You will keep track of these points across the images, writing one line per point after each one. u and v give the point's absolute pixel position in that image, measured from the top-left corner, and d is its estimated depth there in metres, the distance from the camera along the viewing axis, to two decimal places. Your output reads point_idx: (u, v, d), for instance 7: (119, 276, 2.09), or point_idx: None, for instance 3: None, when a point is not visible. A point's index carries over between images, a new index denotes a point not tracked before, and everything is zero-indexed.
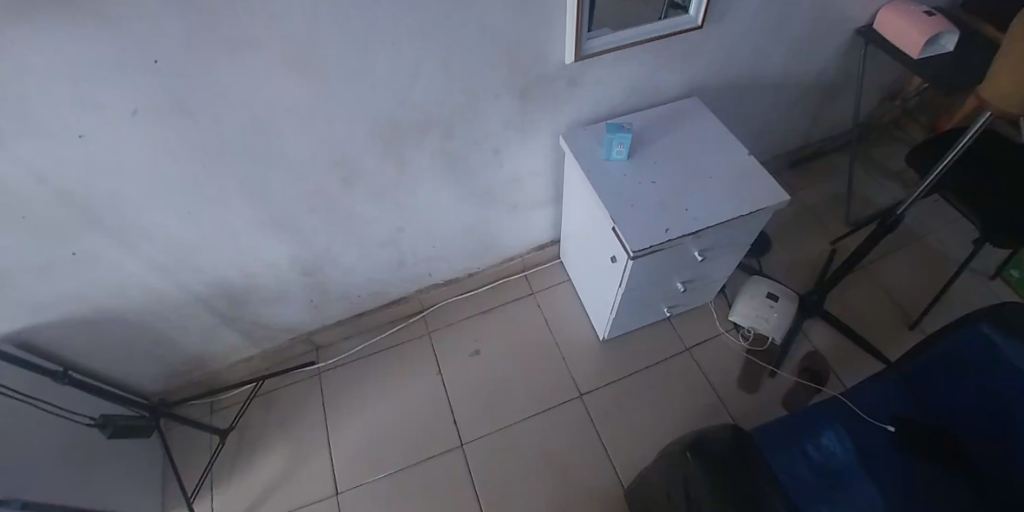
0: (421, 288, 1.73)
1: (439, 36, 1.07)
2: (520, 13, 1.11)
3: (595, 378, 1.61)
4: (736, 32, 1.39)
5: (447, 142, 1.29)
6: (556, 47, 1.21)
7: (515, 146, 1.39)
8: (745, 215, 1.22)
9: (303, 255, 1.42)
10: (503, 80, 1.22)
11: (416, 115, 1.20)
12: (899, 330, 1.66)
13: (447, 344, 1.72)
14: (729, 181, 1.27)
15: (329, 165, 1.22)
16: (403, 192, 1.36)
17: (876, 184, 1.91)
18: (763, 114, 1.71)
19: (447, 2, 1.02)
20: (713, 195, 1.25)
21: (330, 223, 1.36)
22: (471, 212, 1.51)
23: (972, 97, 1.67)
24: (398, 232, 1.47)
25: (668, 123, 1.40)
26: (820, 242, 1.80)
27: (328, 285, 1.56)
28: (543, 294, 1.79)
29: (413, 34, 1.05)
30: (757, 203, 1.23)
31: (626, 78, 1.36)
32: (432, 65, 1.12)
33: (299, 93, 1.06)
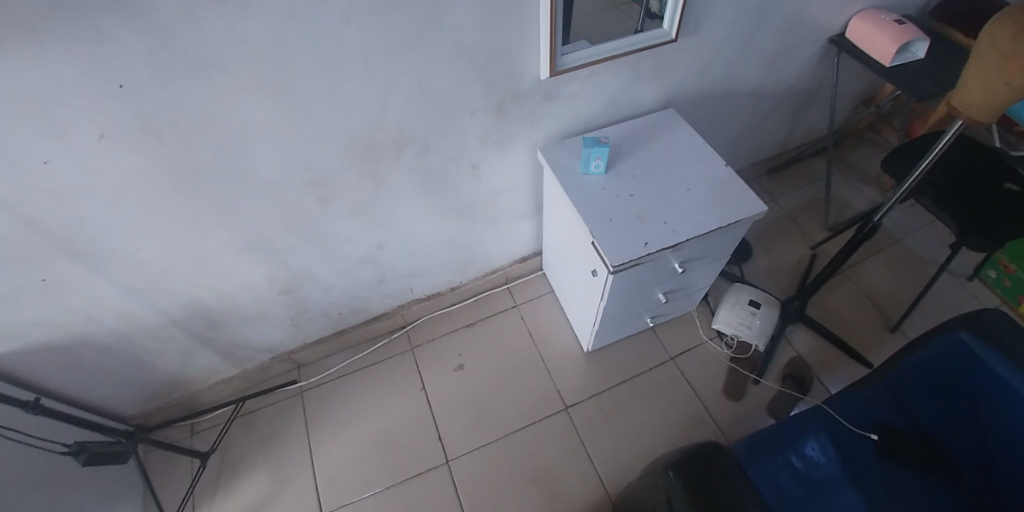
0: (403, 303, 1.71)
1: (413, 54, 1.07)
2: (493, 29, 1.11)
3: (580, 390, 1.60)
4: (709, 44, 1.40)
5: (424, 159, 1.28)
6: (530, 62, 1.21)
7: (493, 160, 1.39)
8: (724, 227, 1.22)
9: (281, 275, 1.40)
10: (478, 96, 1.22)
11: (391, 133, 1.19)
12: (880, 333, 1.67)
13: (430, 360, 1.71)
14: (708, 192, 1.27)
15: (304, 185, 1.20)
16: (380, 209, 1.35)
17: (853, 189, 1.93)
18: (740, 122, 1.72)
19: (420, 21, 1.02)
20: (692, 206, 1.25)
21: (307, 242, 1.34)
22: (451, 227, 1.50)
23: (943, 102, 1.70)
24: (377, 249, 1.46)
25: (646, 135, 1.40)
26: (800, 248, 1.81)
27: (307, 303, 1.54)
28: (526, 306, 1.78)
29: (386, 52, 1.04)
30: (736, 214, 1.23)
31: (602, 91, 1.37)
32: (406, 83, 1.11)
33: (271, 114, 1.05)
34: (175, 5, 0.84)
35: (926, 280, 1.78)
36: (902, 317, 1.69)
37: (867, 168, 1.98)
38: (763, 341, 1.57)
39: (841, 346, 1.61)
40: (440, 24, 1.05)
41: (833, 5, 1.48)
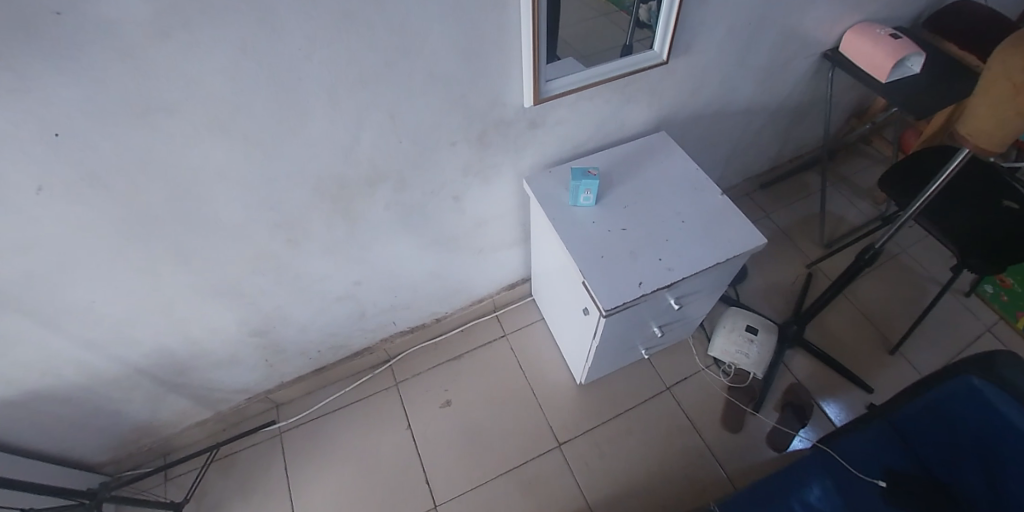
0: (385, 337, 1.63)
1: (385, 86, 0.99)
2: (470, 57, 1.03)
3: (573, 426, 1.54)
4: (700, 64, 1.34)
5: (401, 194, 1.20)
6: (513, 89, 1.14)
7: (476, 191, 1.31)
8: (722, 262, 1.15)
9: (253, 317, 1.31)
10: (457, 127, 1.14)
11: (365, 169, 1.10)
12: (880, 356, 1.61)
13: (415, 395, 1.63)
14: (704, 223, 1.21)
15: (272, 229, 1.11)
16: (357, 246, 1.26)
17: (848, 203, 1.87)
18: (732, 139, 1.66)
19: (390, 52, 0.94)
20: (688, 240, 1.18)
21: (278, 284, 1.25)
22: (434, 260, 1.42)
23: (940, 116, 1.65)
24: (355, 286, 1.37)
25: (637, 161, 1.33)
26: (796, 266, 1.75)
27: (282, 343, 1.45)
28: (515, 335, 1.71)
29: (355, 87, 0.96)
30: (735, 248, 1.16)
31: (590, 116, 1.30)
32: (377, 117, 1.03)
33: (231, 157, 0.96)
34: (112, 46, 0.75)
35: (924, 297, 1.73)
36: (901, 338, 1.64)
37: (861, 181, 1.93)
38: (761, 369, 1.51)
39: (840, 371, 1.56)
40: (413, 55, 0.96)
41: (826, 19, 1.43)
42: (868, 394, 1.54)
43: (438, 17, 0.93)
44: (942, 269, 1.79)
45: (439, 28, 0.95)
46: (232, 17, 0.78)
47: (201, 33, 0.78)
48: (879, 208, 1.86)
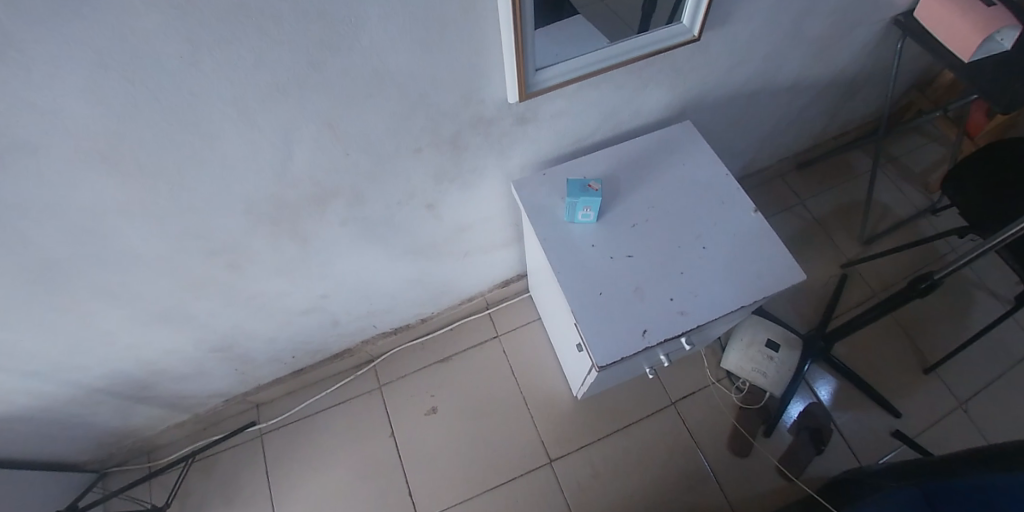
0: (366, 339, 1.49)
1: (317, 91, 0.77)
2: (429, 50, 0.79)
3: (567, 441, 1.43)
4: (737, 40, 1.07)
5: (359, 208, 1.00)
6: (490, 83, 0.90)
7: (455, 197, 1.10)
8: (747, 306, 0.95)
9: (210, 333, 1.18)
10: (422, 132, 0.92)
11: (312, 187, 0.91)
12: (914, 376, 1.50)
13: (400, 400, 1.52)
14: (727, 250, 0.99)
15: (207, 252, 0.95)
16: (315, 263, 1.09)
17: (897, 191, 1.65)
18: (767, 119, 1.40)
19: (321, 51, 0.72)
20: (707, 273, 0.97)
21: (230, 303, 1.11)
22: (411, 268, 1.25)
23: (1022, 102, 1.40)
24: (321, 299, 1.21)
25: (651, 162, 1.10)
26: (830, 265, 1.58)
27: (249, 353, 1.33)
28: (510, 336, 1.56)
29: (275, 96, 0.74)
30: (764, 286, 0.96)
31: (594, 109, 1.06)
32: (313, 127, 0.82)
33: (130, 190, 0.78)
34: None
35: (970, 306, 1.57)
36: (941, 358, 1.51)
37: (914, 162, 1.69)
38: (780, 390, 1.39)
39: (868, 393, 1.45)
40: (350, 51, 0.73)
41: None
42: (895, 419, 1.44)
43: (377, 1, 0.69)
44: (993, 274, 1.62)
45: (379, 14, 0.71)
46: (75, 26, 0.57)
47: (37, 51, 0.57)
48: (931, 198, 1.65)
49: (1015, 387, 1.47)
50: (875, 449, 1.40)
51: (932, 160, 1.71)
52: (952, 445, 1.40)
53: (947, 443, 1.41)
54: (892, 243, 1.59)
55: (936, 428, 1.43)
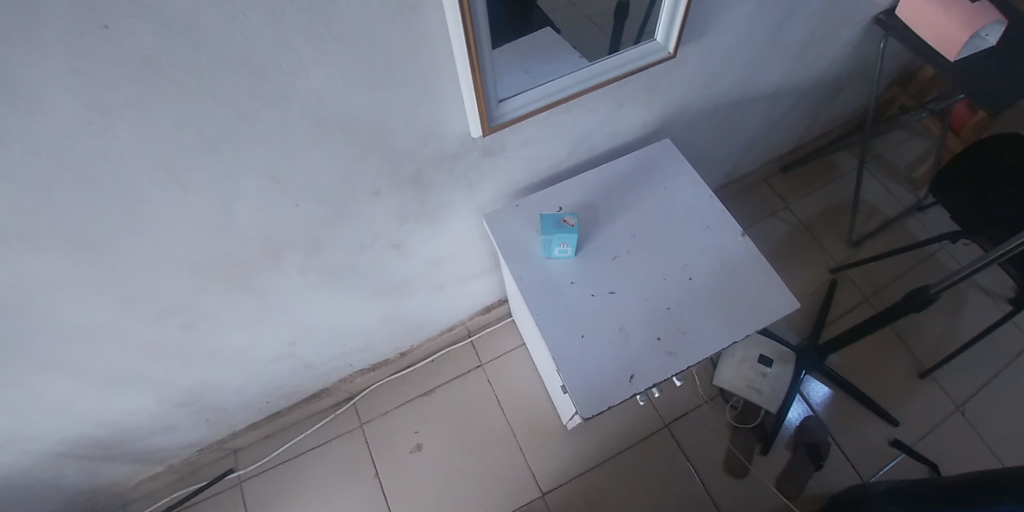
0: (343, 377, 1.42)
1: (252, 143, 0.69)
2: (380, 92, 0.72)
3: (558, 472, 1.38)
4: (715, 53, 1.01)
5: (318, 257, 0.92)
6: (450, 118, 0.82)
7: (424, 234, 1.03)
8: (738, 340, 0.90)
9: (173, 388, 1.10)
10: (379, 174, 0.84)
11: (261, 241, 0.83)
12: (909, 381, 1.47)
13: (383, 439, 1.45)
14: (715, 280, 0.94)
15: (157, 313, 0.88)
16: (279, 313, 1.01)
17: (884, 190, 1.68)
18: (748, 126, 1.35)
19: (256, 102, 0.64)
20: (695, 307, 0.92)
21: (191, 359, 1.03)
22: (383, 306, 1.18)
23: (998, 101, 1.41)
24: (290, 345, 1.14)
25: (628, 187, 1.03)
26: (819, 270, 1.58)
27: (221, 403, 1.25)
28: (494, 365, 1.51)
29: (203, 153, 0.67)
30: (755, 317, 0.91)
31: (568, 135, 0.99)
32: (255, 182, 0.74)
33: (54, 263, 0.70)
34: None
35: (961, 304, 1.55)
36: (936, 362, 1.48)
37: (898, 158, 1.73)
38: (775, 407, 1.38)
39: (864, 403, 1.42)
40: (284, 96, 0.66)
41: None
42: (893, 427, 1.41)
43: (309, 41, 0.61)
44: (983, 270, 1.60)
45: (313, 55, 0.63)
46: None
47: None
48: (917, 195, 1.68)
49: (1011, 387, 1.45)
50: (874, 461, 1.37)
51: (915, 157, 1.74)
52: (952, 451, 1.38)
53: (947, 451, 1.38)
54: (880, 243, 1.61)
55: (935, 434, 1.40)
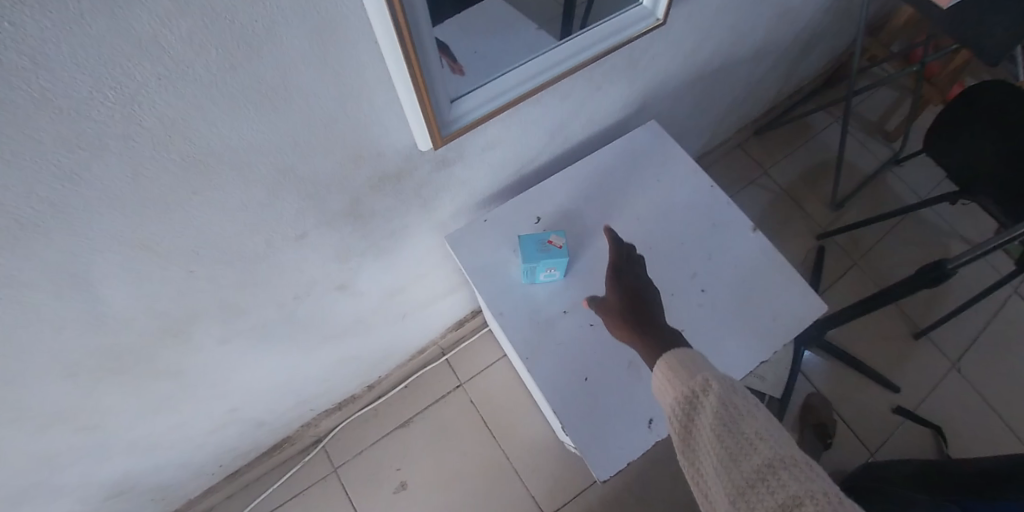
0: (306, 422, 1.25)
1: (99, 210, 0.47)
2: (291, 118, 0.51)
3: (560, 490, 1.26)
4: (705, 15, 0.85)
5: (243, 319, 0.73)
6: (390, 134, 0.62)
7: (377, 266, 0.84)
8: (759, 359, 0.79)
9: (95, 484, 0.89)
10: (307, 214, 0.64)
11: (152, 321, 0.63)
12: (906, 345, 1.40)
13: (360, 484, 1.28)
14: (727, 289, 0.81)
15: (38, 423, 0.66)
16: (208, 383, 0.81)
17: (859, 144, 1.63)
18: (732, 90, 1.20)
19: (94, 155, 0.42)
20: (709, 325, 0.79)
21: (106, 453, 0.82)
22: (340, 348, 0.99)
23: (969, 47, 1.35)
24: (233, 410, 0.95)
25: (614, 187, 0.88)
26: (806, 237, 1.52)
27: (164, 481, 1.05)
28: (475, 382, 1.37)
29: (27, 236, 0.45)
30: (774, 328, 0.80)
31: (541, 131, 0.81)
32: (126, 255, 0.53)
33: None
34: None
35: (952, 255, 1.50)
36: (931, 322, 1.42)
37: (869, 110, 1.69)
38: (780, 393, 1.31)
39: (865, 374, 1.34)
40: (127, 141, 0.43)
41: None
42: (894, 394, 1.34)
43: (145, 55, 0.39)
44: (963, 220, 1.54)
45: (159, 73, 0.40)
46: None
47: None
48: (892, 147, 1.64)
49: (1000, 336, 1.41)
50: (878, 432, 1.30)
51: (886, 107, 1.69)
52: (954, 412, 1.33)
53: (949, 412, 1.32)
54: (862, 202, 1.57)
55: (937, 395, 1.34)
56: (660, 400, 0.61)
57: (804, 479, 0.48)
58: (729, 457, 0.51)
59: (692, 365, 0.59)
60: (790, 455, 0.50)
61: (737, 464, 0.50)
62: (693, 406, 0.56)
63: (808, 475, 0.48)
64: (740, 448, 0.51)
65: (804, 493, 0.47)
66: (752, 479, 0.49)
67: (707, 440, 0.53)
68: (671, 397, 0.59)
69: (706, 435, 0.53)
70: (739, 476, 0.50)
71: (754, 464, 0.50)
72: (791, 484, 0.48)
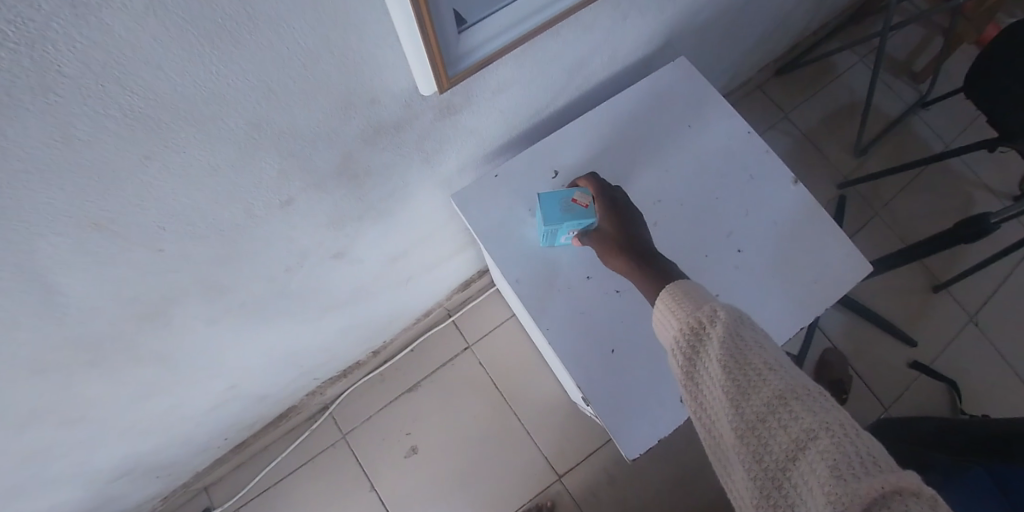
0: (310, 391, 1.20)
1: (29, 185, 0.38)
2: (259, 60, 0.41)
3: (573, 450, 1.23)
4: None
5: (231, 295, 0.65)
6: (383, 77, 0.52)
7: (376, 230, 0.75)
8: (791, 330, 0.71)
9: (93, 468, 0.83)
10: (292, 176, 0.55)
11: (122, 305, 0.55)
12: (925, 298, 1.34)
13: (371, 449, 1.25)
14: (760, 253, 0.73)
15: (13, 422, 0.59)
16: (201, 363, 0.75)
17: (884, 86, 1.51)
18: (761, 21, 1.08)
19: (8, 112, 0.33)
20: (740, 293, 0.71)
21: (100, 438, 0.76)
22: (342, 318, 0.92)
23: None
24: (233, 386, 0.88)
25: (634, 139, 0.78)
26: (829, 183, 1.43)
27: (169, 458, 1.00)
28: (483, 344, 1.31)
29: None
30: (811, 296, 0.72)
31: (557, 71, 0.70)
32: (77, 234, 0.44)
33: None
34: None
35: (981, 200, 1.41)
36: (952, 274, 1.35)
37: (897, 48, 1.55)
38: (796, 350, 1.29)
39: (884, 327, 1.29)
40: (47, 94, 0.33)
41: None
42: (911, 348, 1.29)
43: None
44: (990, 166, 1.45)
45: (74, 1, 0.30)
46: None
47: None
48: (920, 90, 1.51)
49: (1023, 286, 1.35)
50: (896, 385, 1.26)
51: (915, 46, 1.55)
52: (971, 366, 1.28)
53: (966, 365, 1.28)
54: (886, 148, 1.46)
55: (954, 348, 1.30)
56: (658, 336, 0.53)
57: (819, 409, 0.41)
58: (735, 389, 0.44)
59: (694, 296, 0.52)
60: (803, 384, 0.43)
61: (745, 396, 0.43)
62: (694, 337, 0.48)
63: (824, 405, 0.41)
64: (747, 379, 0.44)
65: (820, 424, 0.40)
66: (762, 413, 0.42)
67: (711, 373, 0.46)
68: (672, 330, 0.51)
69: (711, 367, 0.46)
70: (749, 410, 0.43)
71: (763, 395, 0.43)
72: (805, 416, 0.41)
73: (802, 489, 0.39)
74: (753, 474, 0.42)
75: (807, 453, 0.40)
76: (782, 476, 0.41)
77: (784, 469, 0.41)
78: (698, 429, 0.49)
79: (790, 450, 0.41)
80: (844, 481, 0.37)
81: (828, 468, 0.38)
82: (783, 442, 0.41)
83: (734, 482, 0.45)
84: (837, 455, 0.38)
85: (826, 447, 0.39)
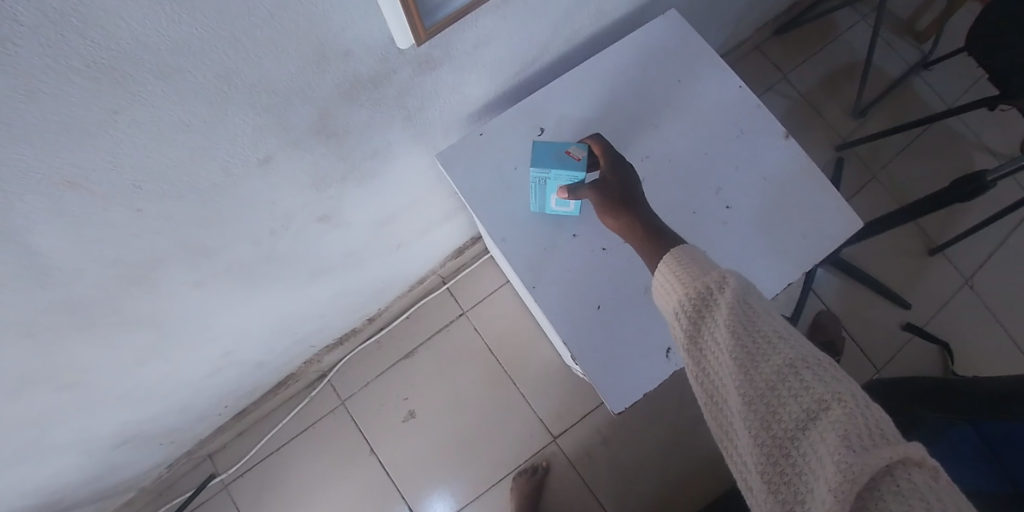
0: (308, 358, 1.21)
1: None
2: (226, 9, 0.40)
3: (568, 412, 1.25)
4: None
5: (218, 257, 0.65)
6: (357, 28, 0.50)
7: (363, 192, 0.75)
8: (779, 289, 0.72)
9: (95, 434, 0.85)
10: (270, 134, 0.54)
11: (107, 267, 0.55)
12: (920, 261, 1.34)
13: (370, 414, 1.27)
14: (749, 212, 0.73)
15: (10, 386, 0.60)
16: (194, 328, 0.75)
17: (885, 45, 1.47)
18: None
19: None
20: (728, 253, 0.71)
21: (100, 403, 0.77)
22: (334, 283, 0.92)
23: None
24: (228, 352, 0.89)
25: (623, 97, 0.76)
26: (826, 145, 1.41)
27: (171, 424, 1.02)
28: (478, 310, 1.32)
29: None
30: (799, 254, 0.72)
31: (541, 25, 0.68)
32: (52, 193, 0.44)
33: None
34: None
35: (979, 159, 1.40)
36: (947, 236, 1.34)
37: (899, 4, 1.51)
38: (790, 311, 1.29)
39: (878, 289, 1.29)
40: (8, 43, 0.32)
41: None
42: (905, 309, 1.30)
43: None
44: (989, 125, 1.43)
45: None
46: None
47: None
48: (921, 49, 1.48)
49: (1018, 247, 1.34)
50: (887, 346, 1.27)
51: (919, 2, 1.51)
52: (962, 327, 1.29)
53: (958, 325, 1.29)
54: (885, 109, 1.44)
55: (947, 310, 1.30)
56: (663, 302, 0.51)
57: (831, 378, 0.39)
58: (745, 356, 0.42)
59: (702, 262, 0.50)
60: (815, 354, 0.42)
61: (754, 362, 0.42)
62: (703, 303, 0.47)
63: (836, 375, 0.40)
64: (757, 346, 0.42)
65: (833, 393, 0.38)
66: (772, 381, 0.41)
67: (719, 339, 0.45)
68: (677, 296, 0.50)
69: (719, 333, 0.45)
70: (758, 378, 0.41)
71: (774, 363, 0.41)
72: (816, 385, 0.39)
73: (811, 459, 0.38)
74: (759, 443, 0.40)
75: (818, 423, 0.38)
76: (790, 445, 0.39)
77: (792, 438, 0.39)
78: (701, 398, 0.47)
79: (801, 419, 0.39)
80: (854, 451, 0.35)
81: (839, 437, 0.36)
82: (793, 411, 0.39)
83: (737, 452, 0.43)
84: (849, 424, 0.37)
85: (838, 418, 0.37)
